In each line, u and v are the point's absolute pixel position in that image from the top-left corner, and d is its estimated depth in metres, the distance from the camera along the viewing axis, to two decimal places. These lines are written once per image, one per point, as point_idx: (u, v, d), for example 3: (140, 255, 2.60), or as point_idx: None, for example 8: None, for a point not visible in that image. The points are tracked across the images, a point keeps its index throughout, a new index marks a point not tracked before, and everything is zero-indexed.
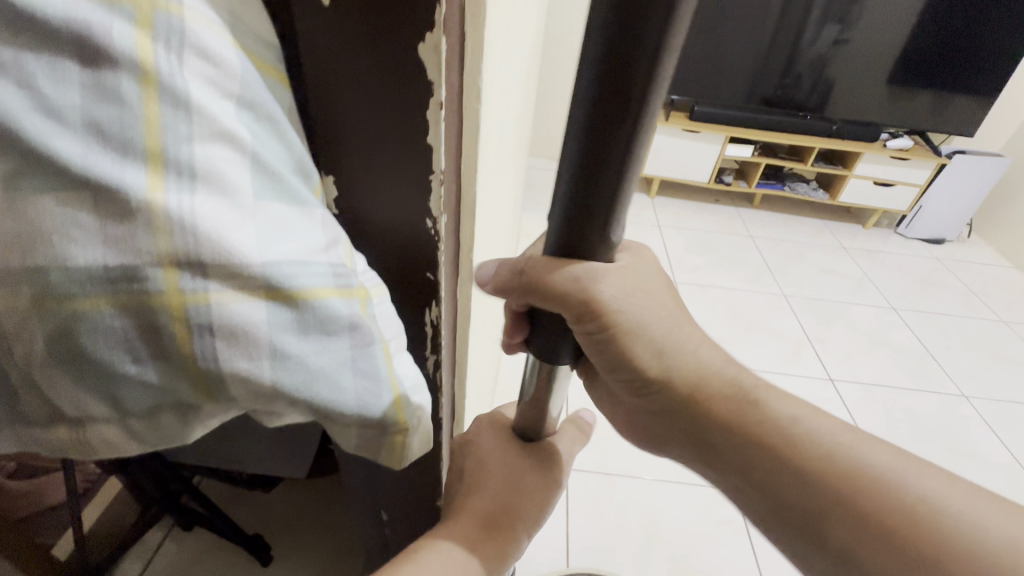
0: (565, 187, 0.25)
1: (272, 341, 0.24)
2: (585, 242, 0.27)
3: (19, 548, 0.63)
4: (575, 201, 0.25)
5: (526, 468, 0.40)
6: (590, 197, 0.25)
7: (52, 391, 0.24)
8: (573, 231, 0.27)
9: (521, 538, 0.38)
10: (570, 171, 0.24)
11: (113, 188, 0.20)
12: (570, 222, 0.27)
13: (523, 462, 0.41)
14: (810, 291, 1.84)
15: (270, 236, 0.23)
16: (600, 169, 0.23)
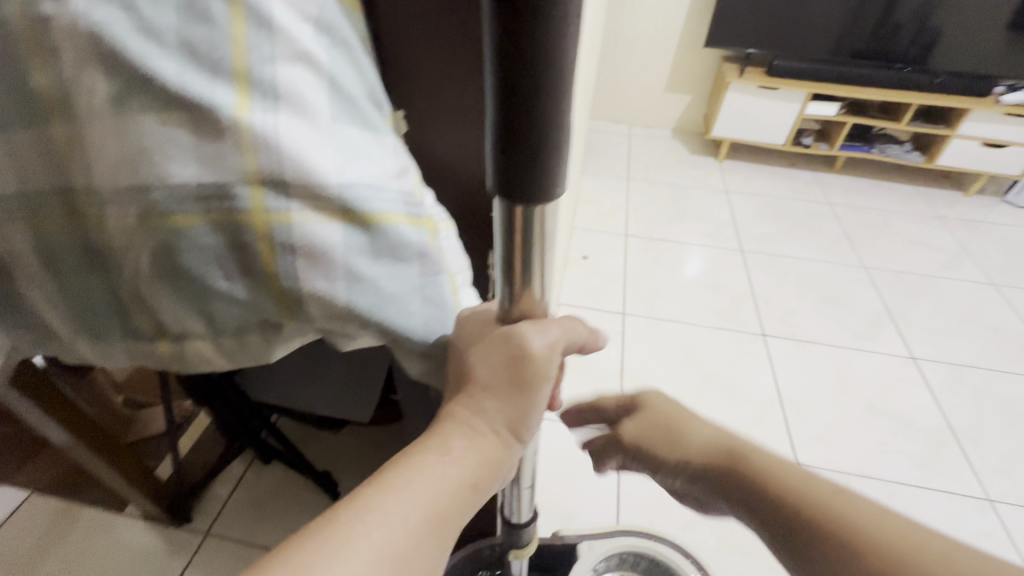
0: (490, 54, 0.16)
1: (347, 263, 0.25)
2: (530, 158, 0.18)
3: (125, 465, 0.72)
4: (504, 71, 0.16)
5: (513, 368, 0.25)
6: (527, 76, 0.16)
7: (157, 306, 0.27)
8: (515, 159, 0.18)
9: (513, 446, 0.26)
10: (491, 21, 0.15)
11: (208, 107, 0.22)
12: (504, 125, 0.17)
13: (507, 357, 0.25)
14: (895, 263, 1.69)
15: (346, 158, 0.24)
16: (530, 8, 0.15)
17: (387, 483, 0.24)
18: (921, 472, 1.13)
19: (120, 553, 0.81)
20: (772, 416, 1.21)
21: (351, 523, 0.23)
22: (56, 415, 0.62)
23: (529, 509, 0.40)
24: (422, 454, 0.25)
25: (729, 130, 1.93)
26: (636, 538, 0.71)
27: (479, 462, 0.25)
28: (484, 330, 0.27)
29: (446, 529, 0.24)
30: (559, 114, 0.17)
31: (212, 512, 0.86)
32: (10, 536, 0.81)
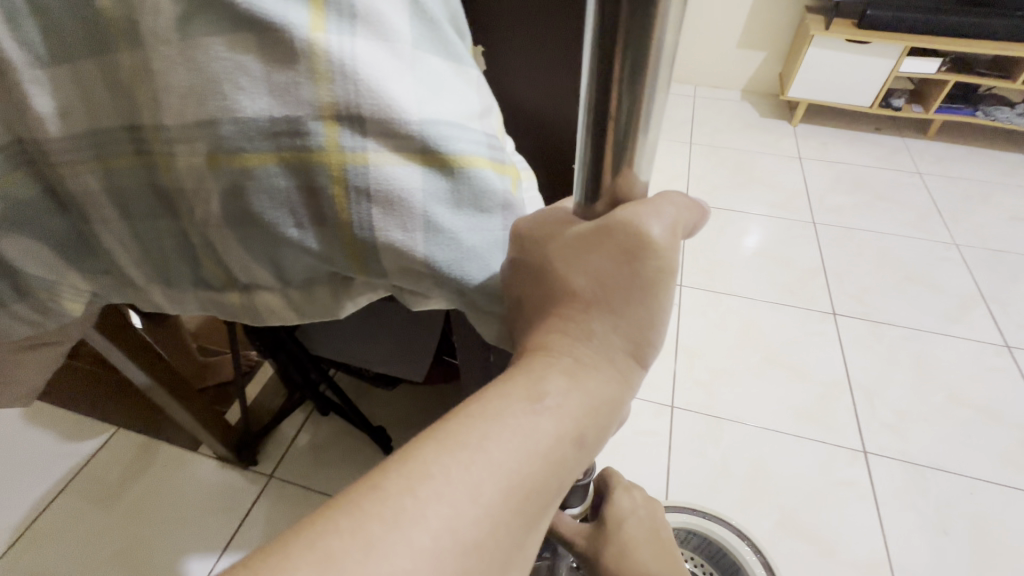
0: None
1: (426, 211, 0.22)
2: None
3: (199, 410, 0.77)
4: None
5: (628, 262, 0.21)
6: None
7: (227, 254, 0.26)
8: None
9: (627, 373, 0.22)
10: None
11: (280, 28, 0.19)
12: None
13: (617, 248, 0.21)
14: (993, 240, 1.52)
15: (428, 91, 0.21)
16: None
17: (454, 445, 0.20)
18: (1007, 472, 1.04)
19: (195, 486, 0.87)
20: (839, 401, 1.13)
21: (399, 499, 0.19)
22: (138, 359, 0.65)
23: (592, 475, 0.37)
24: (501, 406, 0.21)
25: (808, 90, 1.77)
26: (690, 515, 0.75)
27: (579, 410, 0.21)
28: (561, 229, 0.23)
29: (540, 494, 0.20)
30: None
31: (276, 457, 0.90)
32: (99, 464, 0.88)
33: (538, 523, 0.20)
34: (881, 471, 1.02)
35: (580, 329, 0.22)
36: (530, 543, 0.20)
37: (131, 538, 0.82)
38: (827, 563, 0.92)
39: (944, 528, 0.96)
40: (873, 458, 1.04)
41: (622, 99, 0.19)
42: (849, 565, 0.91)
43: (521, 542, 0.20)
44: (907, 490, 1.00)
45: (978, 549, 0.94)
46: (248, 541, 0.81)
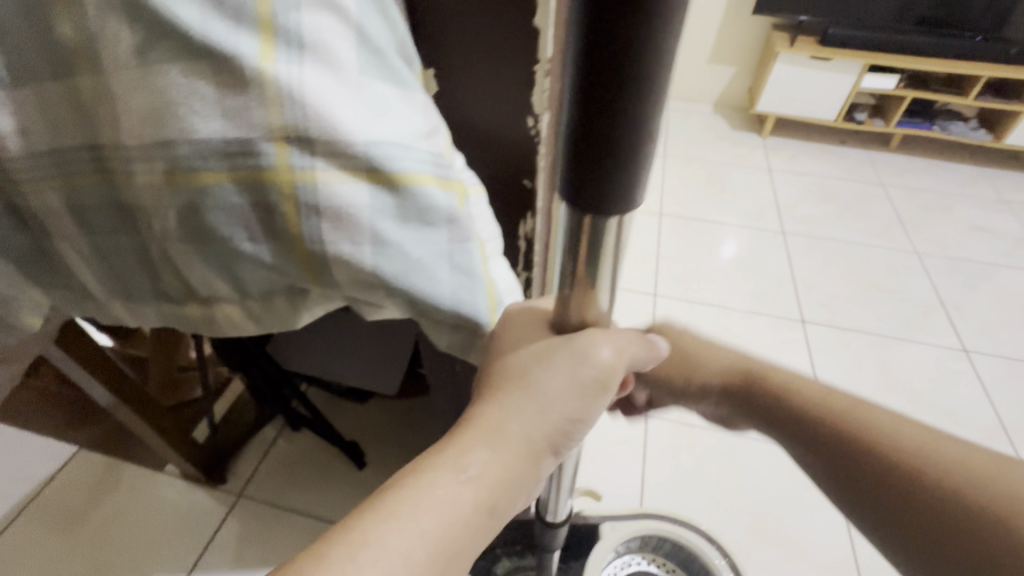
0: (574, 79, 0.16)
1: (373, 227, 0.24)
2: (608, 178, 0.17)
3: (165, 431, 0.77)
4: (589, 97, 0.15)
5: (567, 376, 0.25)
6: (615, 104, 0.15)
7: (186, 267, 0.27)
8: (589, 171, 0.17)
9: (545, 462, 0.26)
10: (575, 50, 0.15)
11: (230, 56, 0.21)
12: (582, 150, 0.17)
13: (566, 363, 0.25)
14: (952, 249, 1.59)
15: (374, 115, 0.23)
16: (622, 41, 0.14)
17: (396, 525, 0.23)
18: None
19: (164, 506, 0.86)
20: None
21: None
22: (102, 377, 0.65)
23: (561, 510, 0.50)
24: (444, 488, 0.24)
25: (776, 104, 1.83)
26: (657, 522, 0.76)
27: (501, 484, 0.25)
28: (533, 333, 0.27)
29: (459, 556, 0.24)
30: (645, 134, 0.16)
31: (260, 450, 0.93)
32: (61, 484, 0.87)
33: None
34: None
35: (523, 425, 0.25)
36: None
37: (97, 553, 0.81)
38: (797, 565, 0.94)
39: None
40: None
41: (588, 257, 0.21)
42: (817, 565, 0.94)
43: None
44: None
45: None
46: (219, 561, 0.81)
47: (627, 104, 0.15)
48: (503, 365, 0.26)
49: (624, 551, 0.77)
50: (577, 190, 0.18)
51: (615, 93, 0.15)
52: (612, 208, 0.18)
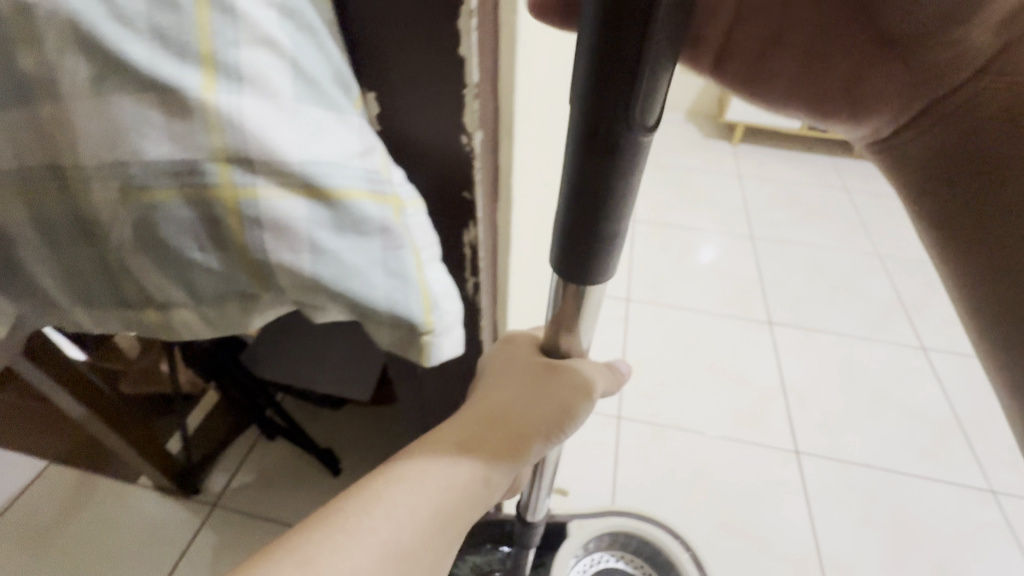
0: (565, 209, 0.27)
1: (312, 237, 0.26)
2: (587, 262, 0.29)
3: (140, 443, 0.81)
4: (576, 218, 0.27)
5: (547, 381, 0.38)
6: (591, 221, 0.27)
7: (141, 275, 0.29)
8: (575, 256, 0.29)
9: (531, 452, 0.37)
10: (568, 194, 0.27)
11: (175, 88, 0.23)
12: (570, 242, 0.28)
13: (544, 373, 0.38)
14: (912, 251, 1.66)
15: (309, 137, 0.25)
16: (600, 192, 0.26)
17: (409, 483, 0.32)
18: (925, 463, 1.12)
19: (134, 518, 0.91)
20: (775, 405, 1.20)
21: (364, 517, 0.31)
22: (73, 391, 0.69)
23: (541, 508, 0.54)
24: (448, 462, 0.34)
25: (745, 113, 1.94)
26: (624, 518, 0.78)
27: (496, 461, 0.35)
28: (518, 357, 0.39)
29: (455, 518, 0.33)
30: (612, 233, 0.28)
31: (238, 456, 0.98)
32: (33, 499, 0.92)
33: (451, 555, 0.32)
34: (811, 469, 1.10)
35: (512, 422, 0.36)
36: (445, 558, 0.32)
37: (64, 561, 0.86)
38: (763, 558, 0.97)
39: (868, 520, 1.03)
40: (805, 457, 1.11)
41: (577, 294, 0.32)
42: (782, 558, 0.97)
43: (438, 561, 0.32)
44: (836, 487, 1.07)
45: (899, 538, 1.01)
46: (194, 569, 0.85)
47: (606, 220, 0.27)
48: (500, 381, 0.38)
49: (595, 548, 0.78)
50: (565, 266, 0.30)
51: (592, 216, 0.27)
52: (588, 276, 0.30)
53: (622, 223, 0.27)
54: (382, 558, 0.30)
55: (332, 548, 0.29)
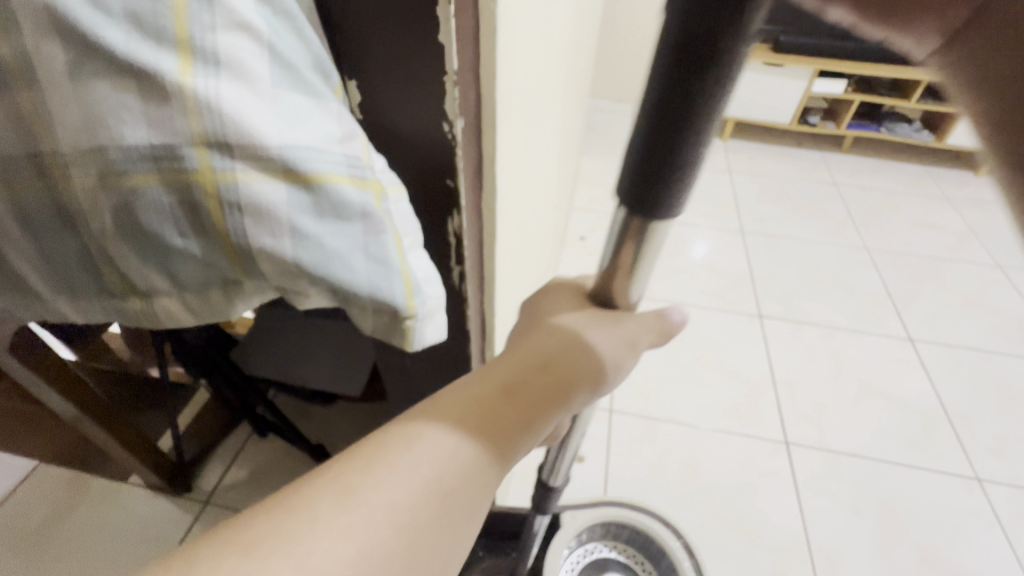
0: (644, 131, 0.24)
1: (292, 220, 0.27)
2: (661, 197, 0.25)
3: (131, 441, 0.81)
4: (655, 143, 0.23)
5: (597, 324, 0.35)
6: (670, 150, 0.23)
7: (123, 263, 0.29)
8: (646, 189, 0.25)
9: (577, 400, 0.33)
10: (649, 113, 0.23)
11: (152, 73, 0.23)
12: (642, 173, 0.25)
13: (595, 317, 0.35)
14: (900, 244, 1.68)
15: (288, 123, 0.26)
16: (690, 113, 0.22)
17: (447, 424, 0.29)
18: (911, 452, 1.14)
19: (125, 518, 0.91)
20: (766, 397, 1.21)
21: (410, 451, 0.28)
22: (64, 392, 0.69)
23: (563, 475, 0.56)
24: (503, 400, 0.31)
25: (738, 108, 1.99)
26: (616, 508, 0.79)
27: (540, 404, 0.31)
28: (568, 301, 0.37)
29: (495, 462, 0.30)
30: (694, 163, 0.24)
31: (228, 456, 0.99)
32: (26, 499, 0.93)
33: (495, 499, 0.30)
34: (801, 459, 1.11)
35: (573, 367, 0.33)
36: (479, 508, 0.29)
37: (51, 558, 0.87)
38: (753, 548, 0.98)
39: (856, 509, 1.05)
40: (794, 448, 1.12)
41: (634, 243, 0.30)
42: (773, 548, 0.98)
43: (482, 505, 0.29)
44: (825, 478, 1.08)
45: (886, 527, 1.03)
46: None
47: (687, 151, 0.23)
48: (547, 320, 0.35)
49: (587, 539, 0.78)
50: (634, 203, 0.26)
51: (674, 146, 0.23)
52: (658, 218, 0.27)
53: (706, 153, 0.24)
54: (428, 497, 0.27)
55: (375, 481, 0.27)
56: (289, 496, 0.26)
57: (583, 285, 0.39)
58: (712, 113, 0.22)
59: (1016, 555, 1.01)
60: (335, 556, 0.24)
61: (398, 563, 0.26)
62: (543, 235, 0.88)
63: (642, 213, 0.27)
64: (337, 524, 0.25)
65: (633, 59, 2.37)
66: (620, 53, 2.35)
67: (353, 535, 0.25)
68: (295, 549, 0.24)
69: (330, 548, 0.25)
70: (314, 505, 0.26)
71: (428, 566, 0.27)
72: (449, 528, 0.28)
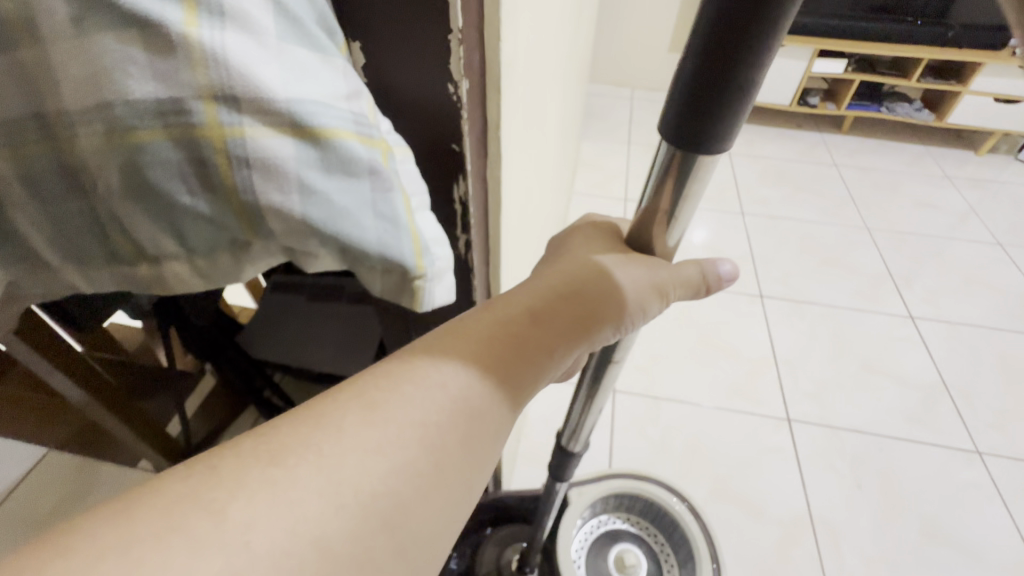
0: (693, 59, 0.23)
1: (301, 176, 0.27)
2: (707, 131, 0.25)
3: (137, 424, 0.81)
4: (704, 71, 0.23)
5: (619, 261, 0.37)
6: (719, 79, 0.23)
7: (132, 226, 0.29)
8: (692, 121, 0.25)
9: (596, 332, 0.36)
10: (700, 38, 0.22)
11: (158, 23, 0.23)
12: (690, 103, 0.24)
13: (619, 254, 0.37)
14: (900, 223, 1.68)
15: (295, 76, 0.25)
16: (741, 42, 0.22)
17: (473, 346, 0.33)
18: (912, 428, 1.15)
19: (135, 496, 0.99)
20: (767, 375, 1.22)
21: (437, 371, 0.31)
22: (71, 373, 0.69)
23: (581, 442, 0.57)
24: (520, 328, 0.34)
25: None
26: (623, 480, 0.79)
27: (560, 333, 0.34)
28: (589, 241, 0.39)
29: (516, 382, 0.33)
30: (742, 97, 0.23)
31: (239, 435, 1.03)
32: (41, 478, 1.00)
33: (515, 418, 0.33)
34: (803, 435, 1.12)
35: (590, 299, 0.36)
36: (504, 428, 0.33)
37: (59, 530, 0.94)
38: (757, 523, 0.99)
39: (857, 482, 1.05)
40: (796, 425, 1.13)
41: (671, 189, 0.30)
42: (775, 521, 0.99)
43: (504, 422, 0.33)
44: (827, 453, 1.09)
45: (887, 498, 1.04)
46: None
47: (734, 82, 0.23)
48: (569, 258, 0.38)
49: (600, 510, 0.80)
50: (679, 137, 0.26)
51: (721, 86, 0.23)
52: (704, 154, 0.27)
53: (757, 91, 0.24)
54: (450, 413, 0.30)
55: (401, 400, 0.30)
56: (324, 407, 0.29)
57: (618, 229, 0.41)
58: (765, 51, 0.22)
59: (1016, 524, 1.02)
60: (364, 464, 0.27)
61: (429, 475, 0.28)
62: (545, 214, 0.88)
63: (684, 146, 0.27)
64: (366, 435, 0.28)
65: (630, 44, 2.36)
66: (617, 38, 2.34)
67: (381, 446, 0.28)
68: (327, 457, 0.27)
69: (360, 457, 0.27)
70: (345, 419, 0.28)
71: (456, 477, 0.30)
72: (471, 441, 0.31)
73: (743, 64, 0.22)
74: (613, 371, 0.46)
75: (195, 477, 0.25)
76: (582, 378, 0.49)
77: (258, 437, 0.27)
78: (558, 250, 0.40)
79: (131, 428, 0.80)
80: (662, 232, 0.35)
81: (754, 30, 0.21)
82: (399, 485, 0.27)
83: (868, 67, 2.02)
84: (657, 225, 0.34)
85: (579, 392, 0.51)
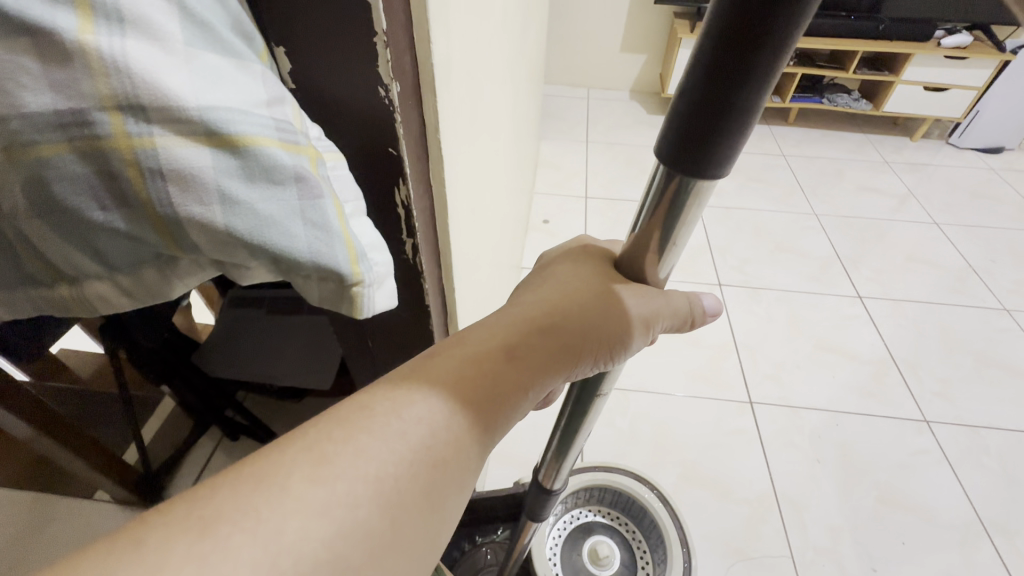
0: (699, 71, 0.22)
1: (220, 185, 0.26)
2: (706, 153, 0.24)
3: (96, 456, 0.78)
4: (709, 83, 0.22)
5: (601, 293, 0.37)
6: (725, 91, 0.21)
7: (43, 245, 0.27)
8: (693, 140, 0.23)
9: (571, 366, 0.37)
10: (707, 48, 0.21)
11: (48, 30, 0.22)
12: (691, 120, 0.23)
13: (603, 282, 0.38)
14: (845, 208, 1.76)
15: (207, 83, 0.25)
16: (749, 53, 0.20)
17: (447, 387, 0.33)
18: (866, 402, 1.20)
19: (93, 527, 0.97)
20: (729, 360, 1.26)
21: (409, 410, 0.32)
22: (19, 409, 0.66)
23: (561, 478, 0.56)
24: (494, 366, 0.34)
25: None
26: (593, 473, 0.80)
27: (531, 369, 0.35)
28: (571, 272, 0.40)
29: (489, 422, 0.34)
30: (745, 111, 0.22)
31: (200, 462, 0.99)
32: None
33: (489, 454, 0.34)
34: (764, 417, 1.15)
35: (572, 331, 0.37)
36: (470, 471, 0.33)
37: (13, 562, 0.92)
38: (724, 502, 1.02)
39: (818, 457, 1.10)
40: (758, 407, 1.17)
41: (668, 214, 0.29)
42: (742, 501, 1.02)
43: (473, 460, 0.33)
44: (787, 431, 1.13)
45: (845, 470, 1.08)
46: None
47: (737, 97, 0.21)
48: (549, 291, 0.39)
49: (572, 506, 0.81)
50: (678, 160, 0.25)
51: (722, 101, 0.22)
52: (701, 179, 0.25)
53: (754, 122, 0.23)
54: (416, 458, 0.31)
55: (354, 454, 0.30)
56: (259, 463, 0.28)
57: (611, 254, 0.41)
58: (767, 74, 0.21)
59: (963, 486, 1.08)
60: (303, 532, 0.26)
61: (386, 523, 0.29)
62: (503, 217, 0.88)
63: (682, 168, 0.25)
64: (310, 496, 0.27)
65: (583, 46, 2.39)
66: (570, 39, 2.37)
67: (328, 509, 0.27)
68: (261, 527, 0.26)
69: (299, 526, 0.26)
70: (289, 478, 0.28)
71: (418, 522, 0.30)
72: (439, 481, 0.31)
73: (743, 90, 0.21)
74: (598, 402, 0.46)
75: (111, 555, 0.24)
76: (563, 409, 0.48)
77: (182, 506, 0.26)
78: (542, 278, 0.41)
79: (89, 460, 0.77)
80: (654, 265, 0.34)
81: (756, 52, 0.20)
82: (347, 550, 0.27)
83: (808, 61, 2.11)
84: (648, 256, 0.33)
85: (558, 429, 0.50)
